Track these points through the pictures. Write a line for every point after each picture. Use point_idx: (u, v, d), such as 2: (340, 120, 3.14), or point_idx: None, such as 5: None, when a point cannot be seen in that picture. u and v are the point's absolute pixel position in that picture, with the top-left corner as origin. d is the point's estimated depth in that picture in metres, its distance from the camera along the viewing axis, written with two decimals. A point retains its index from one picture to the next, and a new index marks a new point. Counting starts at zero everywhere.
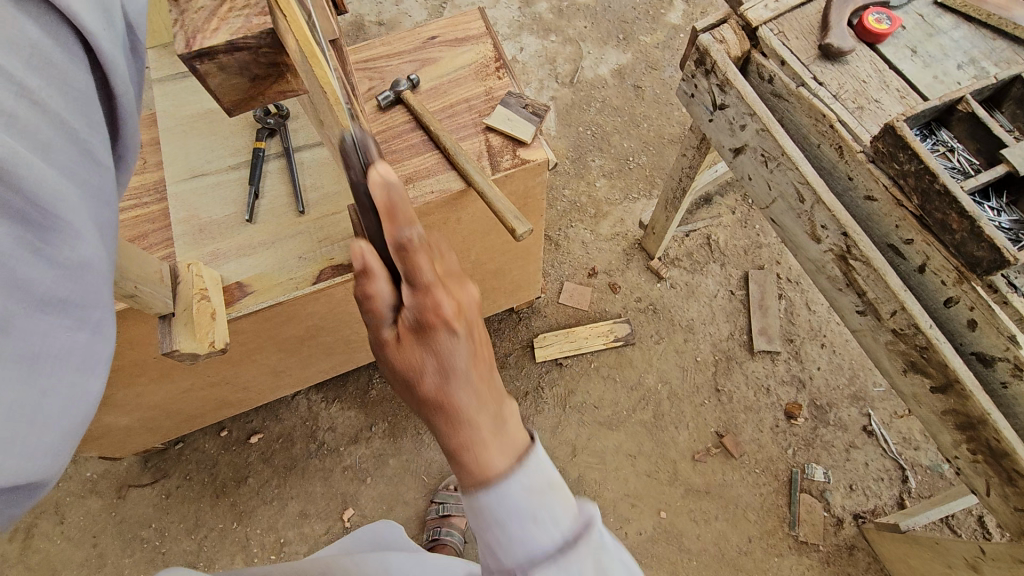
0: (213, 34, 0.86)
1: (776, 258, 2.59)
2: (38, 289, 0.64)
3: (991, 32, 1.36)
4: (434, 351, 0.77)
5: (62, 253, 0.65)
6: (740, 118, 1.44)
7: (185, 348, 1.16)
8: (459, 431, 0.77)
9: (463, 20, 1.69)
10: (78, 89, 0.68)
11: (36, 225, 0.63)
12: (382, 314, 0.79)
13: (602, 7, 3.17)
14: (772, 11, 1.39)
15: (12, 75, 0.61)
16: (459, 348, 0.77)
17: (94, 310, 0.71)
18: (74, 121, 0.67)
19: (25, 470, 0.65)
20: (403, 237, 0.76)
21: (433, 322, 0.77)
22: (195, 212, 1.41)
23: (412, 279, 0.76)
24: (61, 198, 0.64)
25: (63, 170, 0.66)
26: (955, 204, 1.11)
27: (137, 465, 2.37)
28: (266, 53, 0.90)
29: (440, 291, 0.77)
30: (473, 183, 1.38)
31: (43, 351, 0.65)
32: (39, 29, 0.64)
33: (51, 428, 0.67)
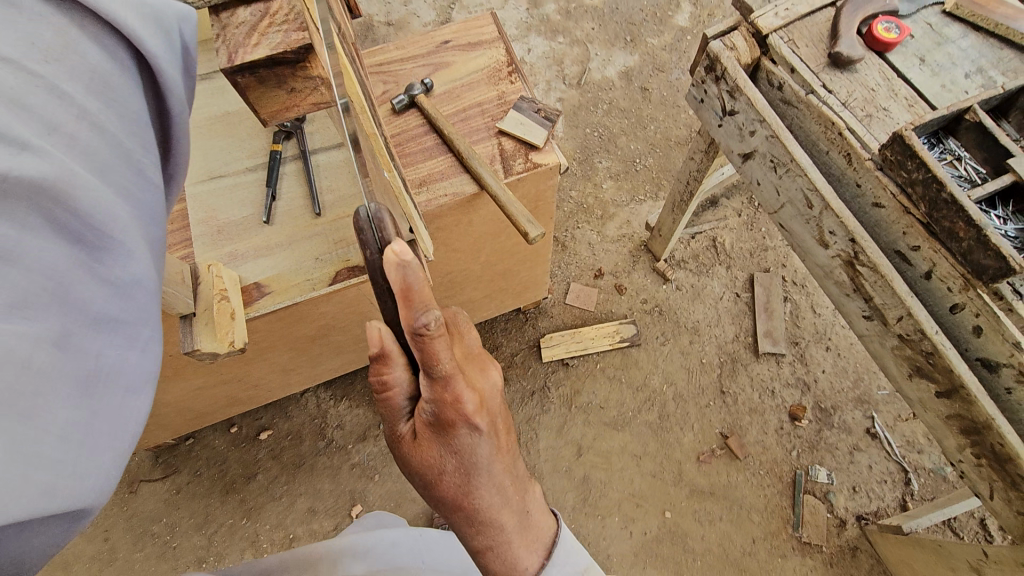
0: (254, 48, 0.85)
1: (782, 261, 2.60)
2: (92, 306, 0.66)
3: (999, 41, 1.37)
4: (456, 452, 0.96)
5: (114, 269, 0.68)
6: (750, 124, 1.45)
7: (206, 348, 1.19)
8: (479, 516, 1.02)
9: (475, 24, 1.71)
10: (134, 111, 0.71)
11: (89, 244, 0.66)
12: (403, 403, 0.98)
13: (609, 9, 3.19)
14: (782, 19, 1.41)
15: (72, 98, 0.64)
16: (478, 448, 0.96)
17: (144, 327, 0.73)
18: (127, 142, 0.70)
19: (83, 491, 0.64)
20: (419, 322, 0.84)
21: (453, 419, 0.93)
22: (212, 213, 1.44)
23: (431, 368, 0.89)
24: (115, 220, 0.67)
25: (115, 190, 0.68)
26: (962, 213, 1.13)
27: (148, 460, 2.40)
28: (304, 66, 0.90)
29: (456, 383, 0.90)
30: (486, 187, 1.40)
31: (98, 368, 0.67)
32: (100, 53, 0.67)
33: (100, 450, 0.66)
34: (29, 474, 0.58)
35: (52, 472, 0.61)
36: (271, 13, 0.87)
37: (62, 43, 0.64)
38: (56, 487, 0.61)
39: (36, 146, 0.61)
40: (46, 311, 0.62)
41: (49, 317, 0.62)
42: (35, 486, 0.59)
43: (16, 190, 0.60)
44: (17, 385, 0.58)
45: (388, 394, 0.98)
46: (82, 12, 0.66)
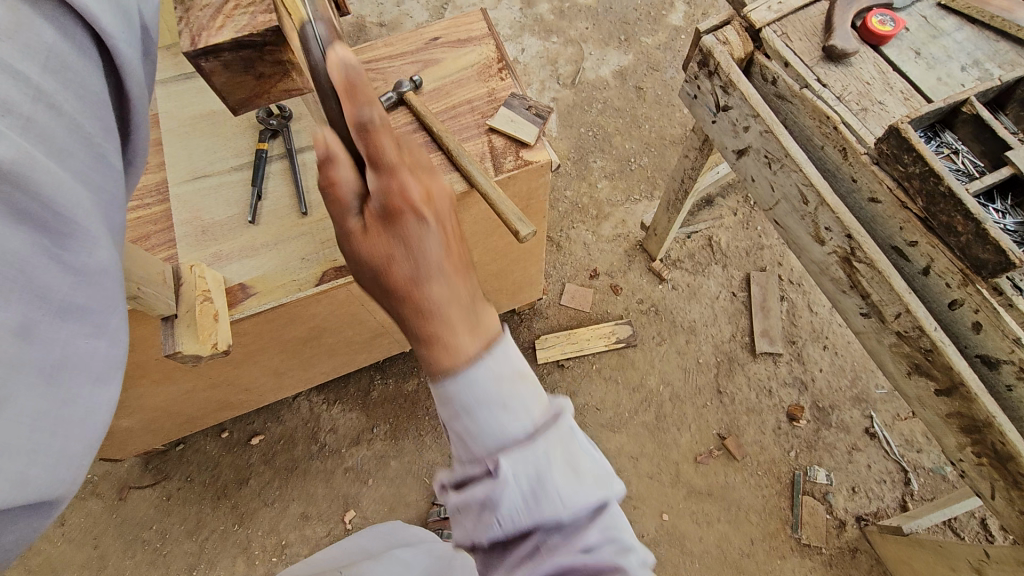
0: (217, 31, 0.85)
1: (778, 260, 2.58)
2: (57, 296, 0.63)
3: (995, 34, 1.35)
4: (401, 237, 0.79)
5: (79, 258, 0.65)
6: (744, 119, 1.43)
7: (188, 350, 1.16)
8: (422, 318, 0.78)
9: (465, 20, 1.68)
10: (92, 94, 0.68)
11: (51, 230, 0.63)
12: (348, 202, 0.82)
13: (603, 8, 3.17)
14: (775, 13, 1.39)
15: (28, 78, 0.61)
16: (428, 233, 0.79)
17: (113, 314, 0.70)
18: (87, 125, 0.67)
19: (51, 482, 0.64)
20: (366, 118, 0.80)
21: (399, 206, 0.80)
22: (197, 213, 1.41)
23: (377, 161, 0.81)
24: (76, 204, 0.64)
25: (76, 173, 0.65)
26: (960, 206, 1.11)
27: (138, 466, 2.37)
28: (270, 50, 0.88)
29: (479, 379, 0.81)
30: (476, 184, 1.37)
31: (64, 357, 0.65)
32: (54, 31, 0.64)
33: (68, 442, 0.65)
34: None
35: (21, 462, 0.61)
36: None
37: (16, 20, 0.61)
38: (25, 477, 0.61)
39: None
40: (5, 302, 0.59)
41: (10, 307, 0.60)
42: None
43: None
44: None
45: (336, 194, 0.83)
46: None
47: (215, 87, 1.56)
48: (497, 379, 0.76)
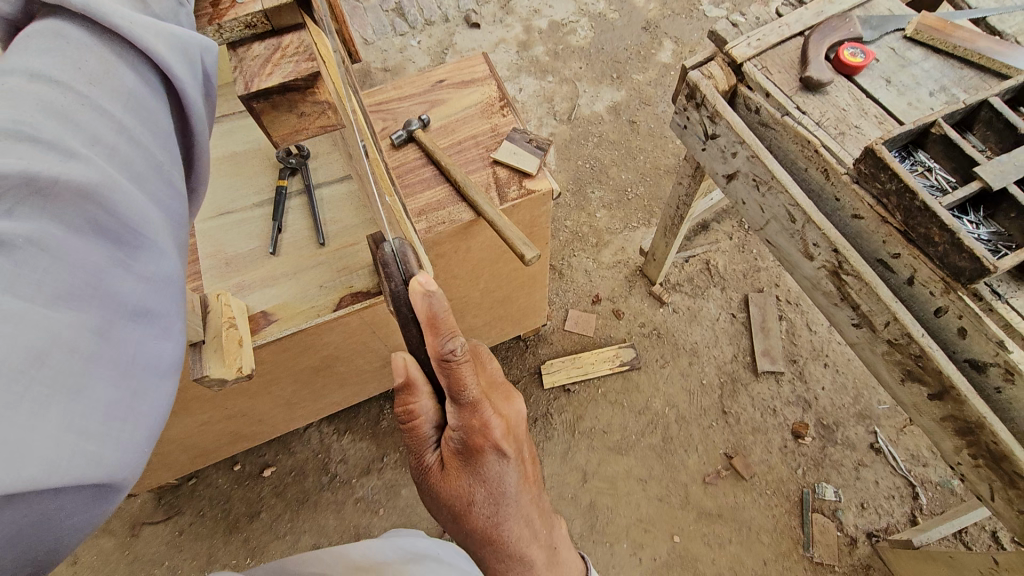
0: (268, 76, 0.93)
1: (775, 281, 2.66)
2: (129, 300, 0.71)
3: (959, 62, 1.47)
4: (447, 382, 0.96)
5: (146, 267, 0.73)
6: (731, 146, 1.53)
7: (215, 373, 1.22)
8: (468, 445, 1.04)
9: (468, 64, 1.81)
10: (160, 125, 0.78)
11: (126, 243, 0.71)
12: (421, 336, 0.94)
13: (595, 49, 3.35)
14: (755, 49, 1.50)
15: (111, 115, 0.71)
16: (467, 378, 0.96)
17: (174, 317, 0.78)
18: (156, 155, 0.76)
19: (120, 465, 0.69)
20: (423, 280, 0.95)
21: (454, 370, 0.95)
22: (221, 247, 1.50)
23: (433, 318, 0.93)
24: (146, 220, 0.72)
25: (147, 196, 0.74)
26: (935, 219, 1.19)
27: (151, 502, 2.39)
28: (311, 91, 0.97)
29: (485, 409, 1.01)
30: (482, 214, 1.46)
31: (137, 354, 0.72)
32: (133, 77, 0.75)
33: (134, 431, 0.70)
34: (79, 442, 0.63)
35: (97, 445, 0.65)
36: (283, 47, 0.96)
37: (103, 69, 0.73)
38: (100, 460, 0.66)
39: (82, 154, 0.67)
40: (90, 301, 0.67)
41: (91, 307, 0.67)
42: (82, 454, 0.64)
43: (64, 195, 0.65)
44: (67, 367, 0.63)
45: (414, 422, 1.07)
46: (119, 41, 0.75)
47: (237, 131, 1.68)
48: None
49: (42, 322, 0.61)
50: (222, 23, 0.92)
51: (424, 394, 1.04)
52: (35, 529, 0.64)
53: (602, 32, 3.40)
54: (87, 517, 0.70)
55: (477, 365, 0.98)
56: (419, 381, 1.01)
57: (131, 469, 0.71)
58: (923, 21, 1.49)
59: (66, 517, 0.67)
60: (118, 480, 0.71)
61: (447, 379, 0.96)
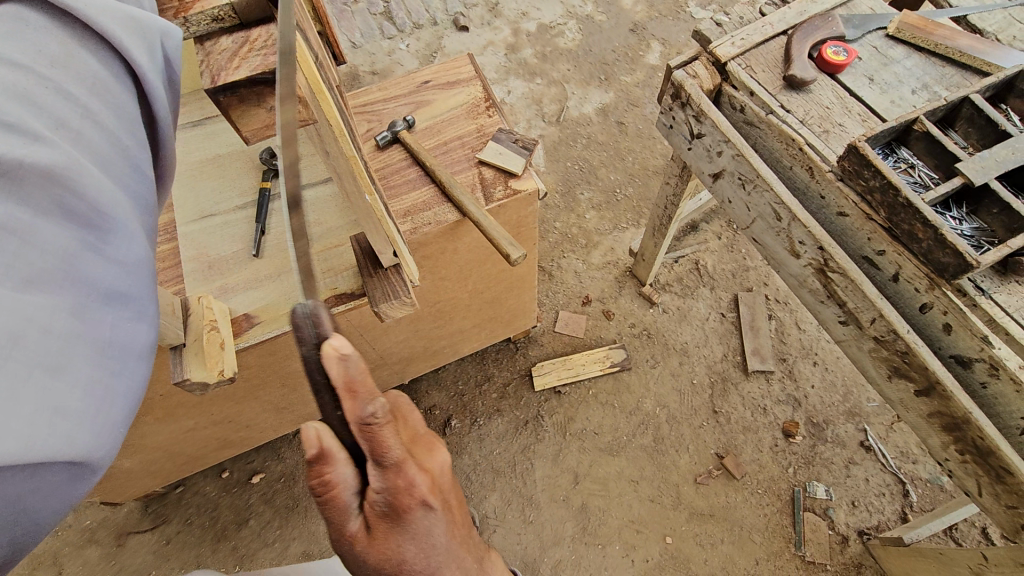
0: (235, 70, 0.93)
1: (764, 280, 2.66)
2: (102, 284, 0.73)
3: (940, 60, 1.48)
4: (413, 534, 0.88)
5: (118, 251, 0.74)
6: (717, 145, 1.53)
7: (196, 377, 1.20)
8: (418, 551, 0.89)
9: (453, 65, 1.80)
10: (128, 112, 0.78)
11: (97, 227, 0.72)
12: (348, 509, 0.87)
13: (583, 51, 3.35)
14: (739, 48, 1.51)
15: (77, 99, 0.72)
16: (435, 524, 0.89)
17: (146, 302, 0.79)
18: (125, 139, 0.77)
19: (94, 446, 0.71)
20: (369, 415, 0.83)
21: (408, 502, 0.87)
22: (204, 250, 1.48)
23: (387, 461, 0.85)
24: (116, 204, 0.73)
25: (115, 181, 0.75)
26: (918, 215, 1.19)
27: (137, 511, 2.35)
28: (278, 85, 0.96)
29: (409, 467, 0.87)
30: (468, 214, 1.45)
31: (114, 337, 0.74)
32: (97, 62, 0.75)
33: (108, 410, 0.72)
34: (52, 419, 0.66)
35: (71, 423, 0.68)
36: (252, 40, 0.95)
37: (65, 53, 0.72)
38: (74, 437, 0.68)
39: (48, 138, 0.68)
40: (59, 286, 0.68)
41: (64, 290, 0.69)
42: (54, 430, 0.66)
43: (28, 177, 0.66)
44: (36, 346, 0.65)
45: (333, 494, 0.85)
46: (79, 25, 0.75)
47: (220, 133, 1.66)
48: None
49: (10, 304, 0.63)
50: (188, 16, 0.91)
51: (343, 462, 0.83)
52: (14, 506, 0.67)
53: (589, 34, 3.41)
54: (68, 493, 0.72)
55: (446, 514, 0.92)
56: (375, 555, 0.88)
57: (109, 447, 0.73)
58: (904, 20, 1.50)
59: (41, 497, 0.68)
60: (93, 461, 0.72)
61: (368, 445, 0.84)
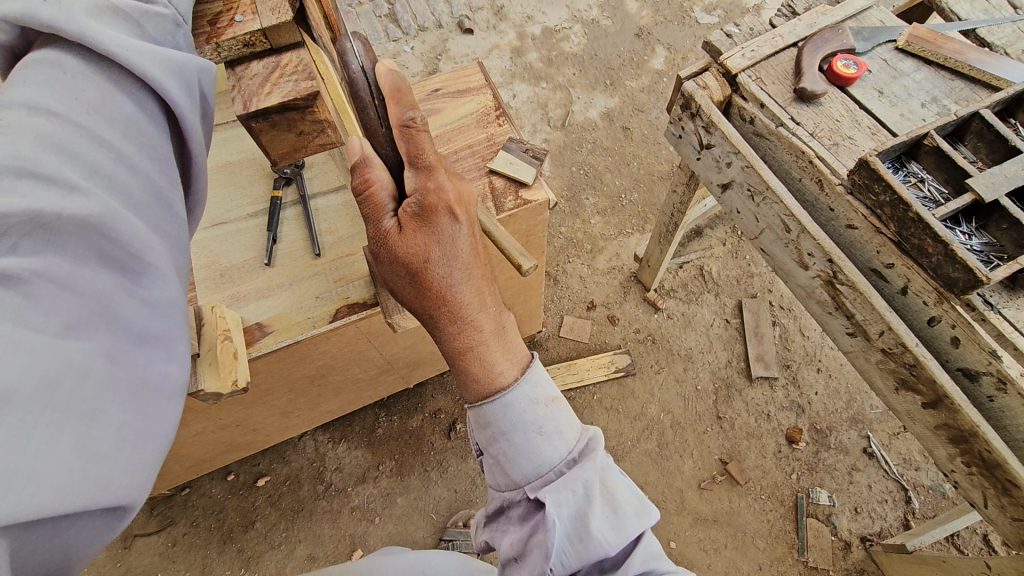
0: (267, 96, 0.92)
1: (768, 287, 2.68)
2: (134, 326, 0.71)
3: (949, 73, 1.49)
4: (437, 239, 0.96)
5: (151, 292, 0.74)
6: (726, 156, 1.54)
7: (210, 388, 1.21)
8: (443, 251, 0.97)
9: (463, 73, 1.81)
10: (161, 151, 0.78)
11: (129, 270, 0.71)
12: (383, 205, 0.96)
13: (589, 55, 3.36)
14: (749, 59, 1.52)
15: (111, 143, 0.71)
16: (459, 235, 0.97)
17: (178, 341, 0.78)
18: (158, 179, 0.77)
19: (129, 494, 0.68)
20: (407, 118, 0.92)
21: (435, 205, 0.94)
22: (215, 258, 1.49)
23: (419, 161, 0.94)
24: (150, 246, 0.73)
25: (150, 222, 0.75)
26: (928, 230, 1.20)
27: (143, 513, 2.35)
28: (311, 112, 0.96)
29: (440, 172, 0.95)
30: (480, 224, 1.46)
31: (145, 380, 0.72)
32: (132, 103, 0.75)
33: (142, 454, 0.70)
34: (86, 469, 0.62)
35: (106, 471, 0.65)
36: (282, 66, 0.96)
37: (102, 97, 0.72)
38: (108, 486, 0.65)
39: (81, 185, 0.67)
40: (95, 331, 0.67)
41: (96, 336, 0.67)
42: (90, 480, 0.63)
43: (66, 228, 0.65)
44: (76, 396, 0.63)
45: (369, 190, 0.95)
46: (115, 69, 0.75)
47: (232, 140, 1.66)
48: (532, 404, 0.99)
49: (51, 354, 0.61)
50: (221, 41, 0.91)
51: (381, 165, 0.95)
52: (44, 561, 0.63)
53: (595, 39, 3.42)
54: (93, 547, 0.68)
55: (473, 238, 1.00)
56: (404, 250, 0.96)
57: (138, 495, 0.69)
58: (914, 33, 1.51)
59: (75, 546, 0.65)
60: (128, 505, 0.69)
61: (407, 147, 0.92)
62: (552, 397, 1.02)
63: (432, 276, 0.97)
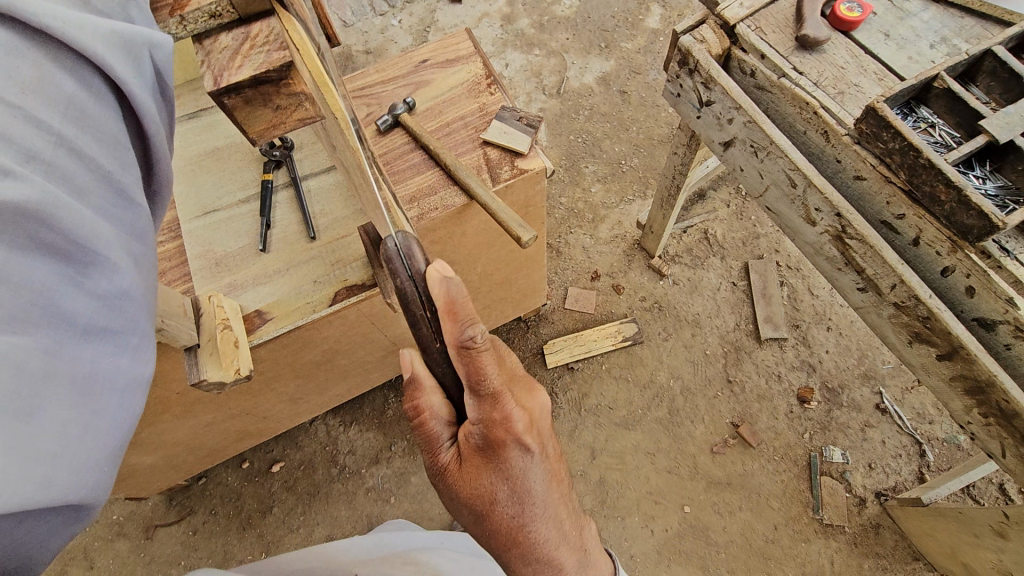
0: (238, 70, 0.88)
1: (775, 247, 2.63)
2: (80, 318, 0.71)
3: (959, 11, 1.41)
4: (508, 479, 1.00)
5: (100, 283, 0.73)
6: (727, 112, 1.49)
7: (212, 378, 1.21)
8: (519, 506, 1.02)
9: (451, 41, 1.75)
10: (110, 134, 0.76)
11: (75, 260, 0.70)
12: (439, 439, 1.03)
13: (581, 18, 3.25)
14: (747, 9, 1.45)
15: (50, 126, 0.68)
16: (534, 472, 1.01)
17: (133, 334, 0.78)
18: (106, 164, 0.74)
19: (80, 487, 0.70)
20: (467, 338, 0.94)
21: (502, 438, 0.97)
22: (210, 247, 1.46)
23: (482, 390, 0.96)
24: (96, 236, 0.72)
25: (96, 209, 0.73)
26: (940, 176, 1.15)
27: (162, 503, 2.39)
28: (286, 84, 0.92)
29: (506, 400, 0.97)
30: (476, 197, 1.43)
31: (93, 373, 0.72)
32: (73, 82, 0.72)
33: (91, 446, 0.71)
34: (28, 465, 0.64)
35: (51, 467, 0.66)
36: (252, 37, 0.91)
37: (39, 76, 0.68)
38: (55, 481, 0.66)
39: (16, 172, 0.64)
40: (35, 325, 0.66)
41: (36, 329, 0.66)
42: (34, 475, 0.64)
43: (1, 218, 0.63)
44: (14, 391, 0.63)
45: (422, 420, 1.03)
46: (54, 44, 0.70)
47: (218, 124, 1.62)
48: None
49: None
50: (185, 14, 0.88)
51: (432, 391, 1.02)
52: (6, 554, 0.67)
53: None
54: (56, 538, 0.72)
55: (549, 470, 1.04)
56: (469, 491, 1.02)
57: (89, 488, 0.71)
58: None
59: (35, 536, 0.68)
60: (85, 504, 0.73)
61: (468, 370, 0.95)
62: (486, 343, 0.90)
63: (505, 526, 1.01)
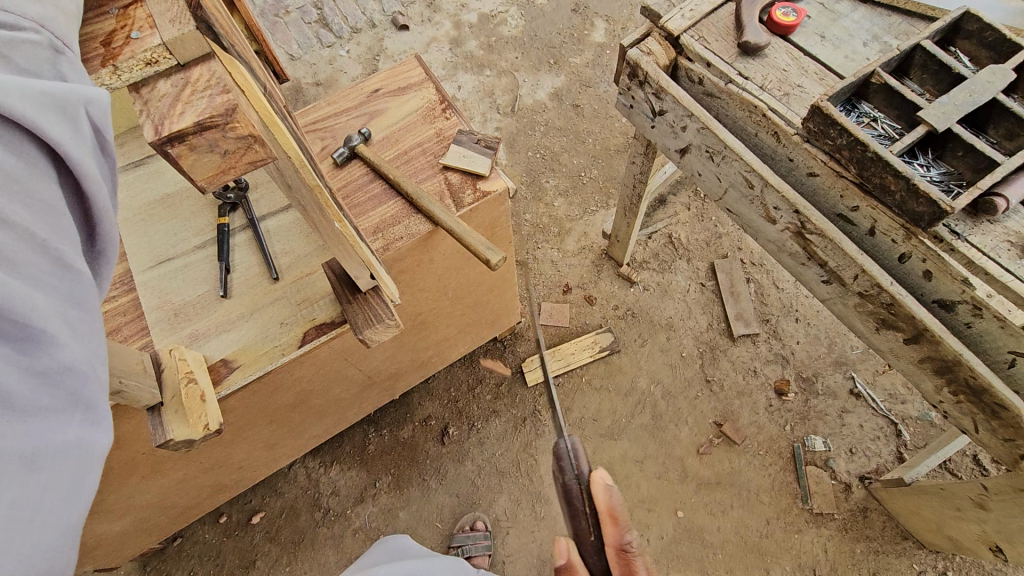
0: (179, 118, 0.77)
1: (737, 245, 2.69)
2: (17, 400, 0.68)
3: (887, 10, 1.49)
4: None
5: (41, 358, 0.70)
6: (680, 120, 1.52)
7: (179, 436, 1.14)
8: None
9: (402, 69, 1.74)
10: (43, 199, 0.72)
11: (11, 338, 0.68)
12: None
13: (529, 37, 3.31)
14: (689, 19, 1.49)
15: None
16: None
17: (79, 404, 0.76)
18: (40, 232, 0.71)
19: (28, 574, 0.70)
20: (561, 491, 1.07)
21: None
22: (167, 297, 1.41)
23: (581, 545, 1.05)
24: (31, 310, 0.68)
25: (31, 280, 0.70)
26: (888, 167, 1.20)
27: (135, 570, 2.25)
28: (234, 129, 0.80)
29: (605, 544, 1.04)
30: (441, 223, 1.41)
31: (41, 450, 0.70)
32: (1, 149, 0.67)
33: (39, 532, 0.70)
34: None
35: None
36: (192, 82, 0.79)
37: None
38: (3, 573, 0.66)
39: None
40: None
41: None
42: None
43: None
44: None
45: None
46: None
47: (167, 170, 1.57)
48: None
49: None
50: (118, 64, 0.75)
51: None
52: None
53: (532, 19, 3.36)
54: None
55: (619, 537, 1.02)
56: None
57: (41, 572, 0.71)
58: None
59: None
60: None
61: None
62: None
63: None
